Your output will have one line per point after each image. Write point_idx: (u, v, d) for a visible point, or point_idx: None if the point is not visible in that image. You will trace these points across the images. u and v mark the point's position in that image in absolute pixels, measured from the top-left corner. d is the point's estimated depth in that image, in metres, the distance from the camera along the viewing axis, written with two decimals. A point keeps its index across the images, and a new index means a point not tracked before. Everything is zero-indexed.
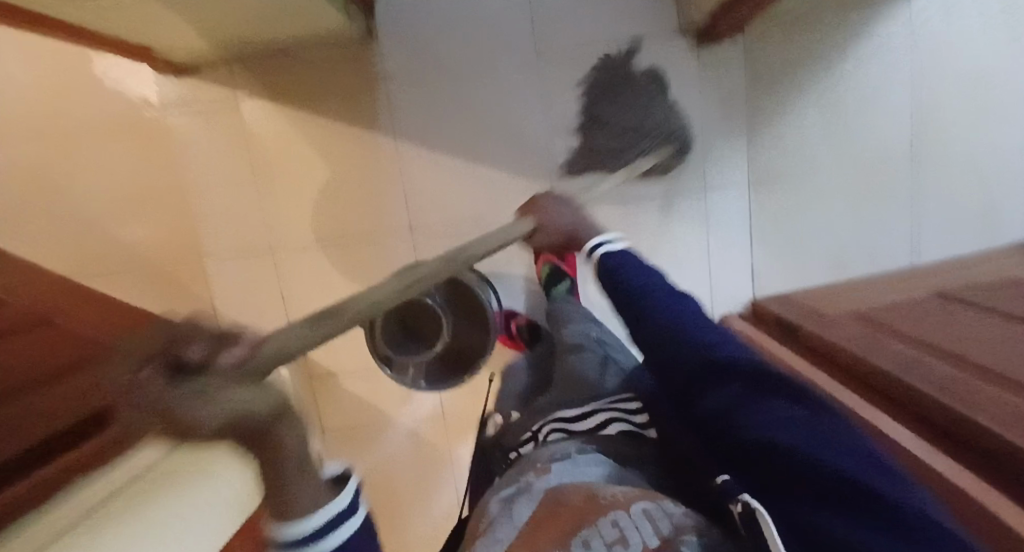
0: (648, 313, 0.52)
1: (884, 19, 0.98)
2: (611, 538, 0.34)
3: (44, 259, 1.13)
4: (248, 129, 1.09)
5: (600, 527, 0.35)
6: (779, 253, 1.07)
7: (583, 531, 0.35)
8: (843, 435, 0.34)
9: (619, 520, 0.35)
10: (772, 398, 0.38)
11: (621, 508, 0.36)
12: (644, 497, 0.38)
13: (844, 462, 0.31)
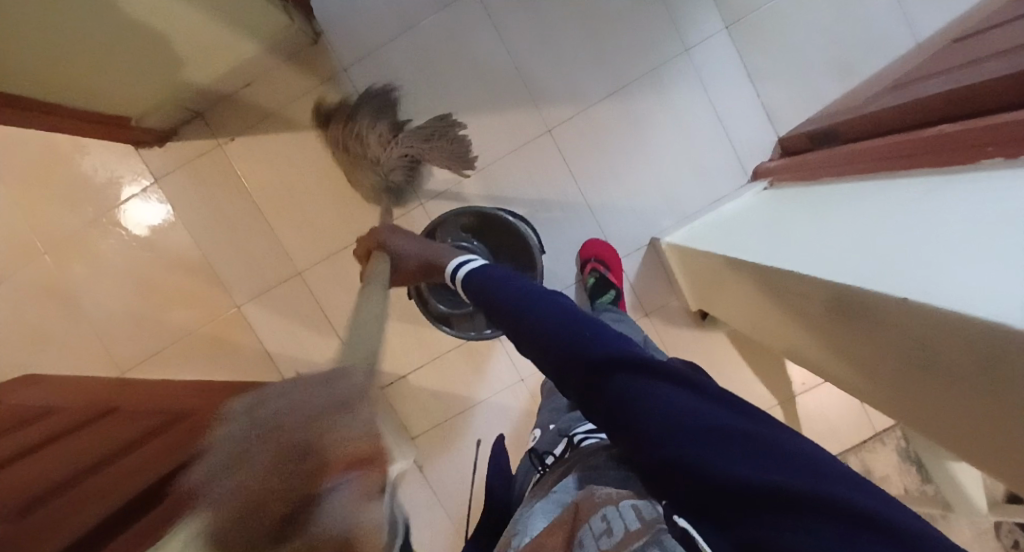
0: (523, 320, 0.46)
1: None
2: (598, 533, 0.35)
3: (96, 362, 1.15)
4: (240, 169, 1.10)
5: (591, 523, 0.36)
6: (784, 81, 1.04)
7: (581, 532, 0.36)
8: (760, 430, 0.28)
9: (607, 513, 0.35)
10: (672, 393, 0.32)
11: (610, 503, 0.37)
12: (630, 493, 0.37)
13: (777, 470, 0.25)
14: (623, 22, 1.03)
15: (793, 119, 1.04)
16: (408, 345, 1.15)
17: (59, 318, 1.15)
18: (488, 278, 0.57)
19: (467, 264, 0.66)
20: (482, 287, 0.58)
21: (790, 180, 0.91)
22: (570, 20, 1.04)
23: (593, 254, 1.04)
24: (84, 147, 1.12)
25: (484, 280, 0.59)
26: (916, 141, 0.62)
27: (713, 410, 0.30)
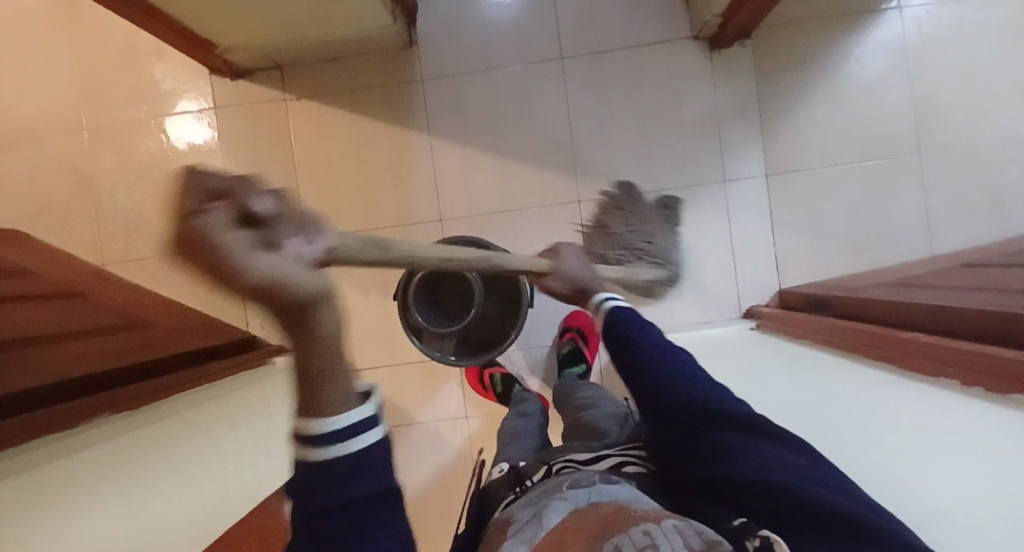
0: (642, 365, 0.58)
1: (876, 28, 1.08)
2: (642, 545, 0.31)
3: (87, 246, 1.19)
4: (292, 126, 1.16)
5: (632, 535, 0.33)
6: (800, 241, 1.09)
7: (614, 541, 0.33)
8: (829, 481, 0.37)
9: (651, 530, 0.33)
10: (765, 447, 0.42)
11: (651, 523, 0.34)
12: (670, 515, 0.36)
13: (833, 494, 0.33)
14: (677, 133, 1.11)
15: (799, 277, 1.10)
16: (374, 345, 1.16)
17: (72, 194, 1.19)
18: (622, 312, 0.67)
19: (611, 299, 0.72)
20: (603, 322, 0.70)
21: (774, 330, 0.95)
22: (631, 115, 1.11)
23: (577, 324, 1.09)
24: (163, 55, 1.18)
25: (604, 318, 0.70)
26: (887, 338, 0.66)
27: (802, 456, 0.41)
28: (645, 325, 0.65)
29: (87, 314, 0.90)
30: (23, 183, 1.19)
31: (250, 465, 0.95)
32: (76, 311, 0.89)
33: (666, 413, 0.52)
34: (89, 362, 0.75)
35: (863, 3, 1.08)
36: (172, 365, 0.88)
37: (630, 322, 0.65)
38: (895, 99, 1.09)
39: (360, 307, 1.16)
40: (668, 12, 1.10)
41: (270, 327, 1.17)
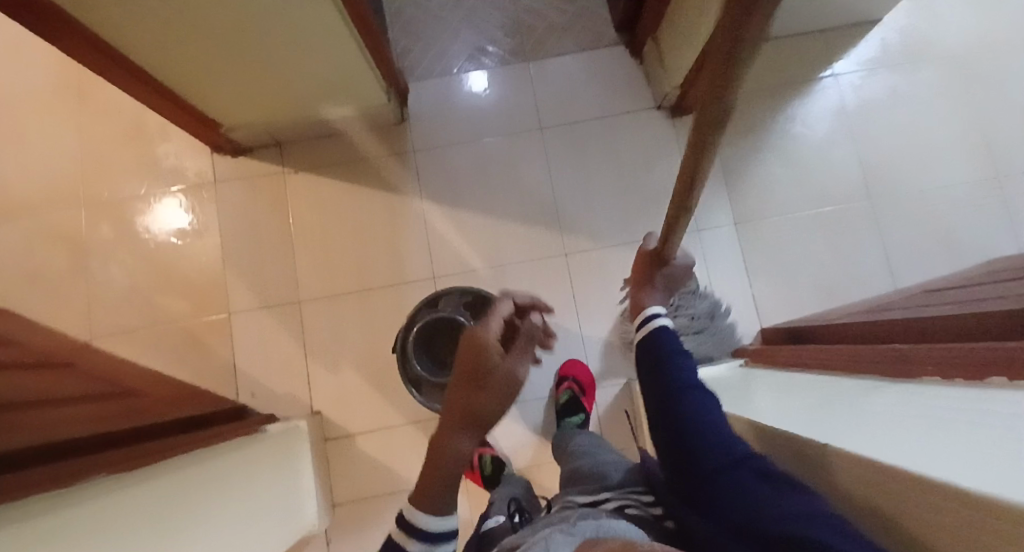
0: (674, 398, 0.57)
1: (814, 95, 1.24)
2: None
3: (75, 320, 1.18)
4: (290, 197, 1.22)
5: None
6: (775, 282, 1.17)
7: None
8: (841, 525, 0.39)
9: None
10: (789, 496, 0.43)
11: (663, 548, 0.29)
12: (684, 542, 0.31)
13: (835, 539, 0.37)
14: (651, 189, 1.20)
15: (778, 316, 1.15)
16: (367, 407, 1.14)
17: (67, 269, 1.20)
18: (659, 337, 0.63)
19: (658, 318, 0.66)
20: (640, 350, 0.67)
21: (761, 364, 0.98)
22: (608, 176, 1.21)
23: (571, 374, 1.10)
24: (167, 137, 1.25)
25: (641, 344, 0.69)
26: (870, 353, 0.70)
27: (814, 498, 0.43)
28: (674, 349, 0.62)
29: (66, 382, 0.85)
30: (15, 260, 1.20)
31: (264, 523, 0.87)
32: (53, 379, 0.83)
33: (692, 459, 0.51)
34: (77, 425, 0.71)
35: (801, 76, 1.25)
36: (157, 430, 0.83)
37: (664, 348, 0.62)
38: (839, 153, 1.22)
39: (353, 369, 1.16)
40: (633, 87, 1.25)
41: (260, 394, 1.14)
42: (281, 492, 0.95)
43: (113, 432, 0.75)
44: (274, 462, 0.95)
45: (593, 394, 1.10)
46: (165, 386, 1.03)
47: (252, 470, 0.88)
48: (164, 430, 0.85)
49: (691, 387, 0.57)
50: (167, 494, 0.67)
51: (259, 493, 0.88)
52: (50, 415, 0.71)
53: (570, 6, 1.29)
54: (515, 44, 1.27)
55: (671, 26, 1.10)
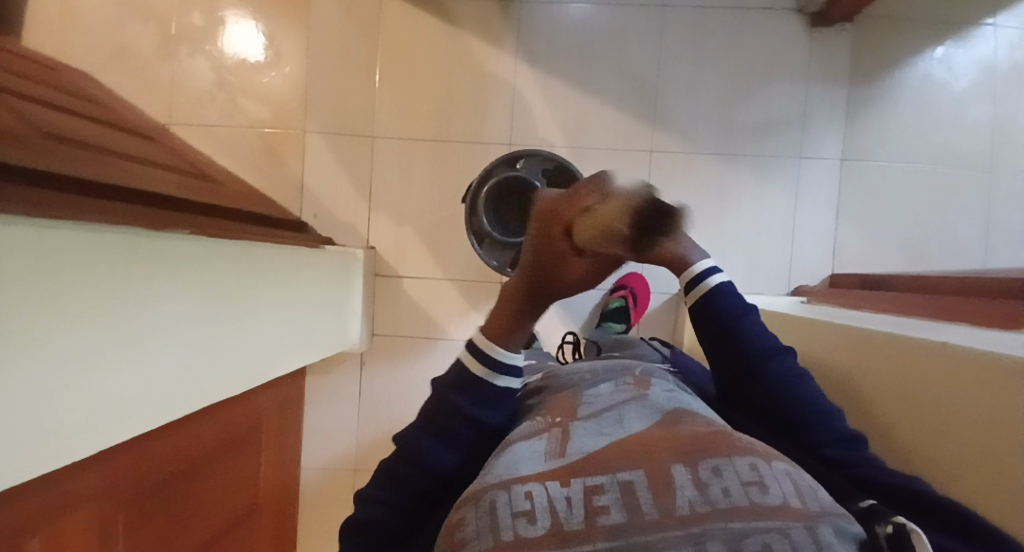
0: (770, 351, 0.56)
1: (978, 35, 1.09)
2: (746, 478, 0.31)
3: (160, 103, 1.20)
4: (382, 22, 1.16)
5: (737, 464, 0.32)
6: (857, 229, 1.12)
7: (713, 459, 0.33)
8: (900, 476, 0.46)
9: (759, 467, 0.32)
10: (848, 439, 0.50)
11: (758, 458, 0.34)
12: (772, 453, 0.35)
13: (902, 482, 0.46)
14: (762, 98, 1.12)
15: (848, 266, 1.12)
16: (420, 253, 1.19)
17: (153, 49, 1.20)
18: (722, 298, 0.59)
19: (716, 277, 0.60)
20: (712, 317, 0.59)
21: (822, 300, 0.97)
22: (717, 75, 1.12)
23: (631, 285, 1.10)
24: None
25: (712, 312, 0.59)
26: (964, 300, 0.67)
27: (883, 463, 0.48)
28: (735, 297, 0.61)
29: (154, 152, 0.85)
30: (106, 28, 1.20)
31: (320, 324, 0.98)
32: (146, 147, 0.84)
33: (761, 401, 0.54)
34: (159, 183, 0.69)
35: (973, 10, 1.08)
36: (234, 216, 0.81)
37: (730, 305, 0.59)
38: (979, 111, 1.10)
39: (415, 215, 1.18)
40: None
41: (323, 215, 1.18)
42: (330, 298, 1.01)
43: (186, 194, 0.71)
44: (320, 269, 0.97)
45: (644, 310, 1.10)
46: (238, 182, 1.07)
47: (304, 277, 0.91)
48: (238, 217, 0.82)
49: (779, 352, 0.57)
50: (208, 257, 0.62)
51: (309, 297, 0.92)
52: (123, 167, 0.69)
53: None
54: None
55: None
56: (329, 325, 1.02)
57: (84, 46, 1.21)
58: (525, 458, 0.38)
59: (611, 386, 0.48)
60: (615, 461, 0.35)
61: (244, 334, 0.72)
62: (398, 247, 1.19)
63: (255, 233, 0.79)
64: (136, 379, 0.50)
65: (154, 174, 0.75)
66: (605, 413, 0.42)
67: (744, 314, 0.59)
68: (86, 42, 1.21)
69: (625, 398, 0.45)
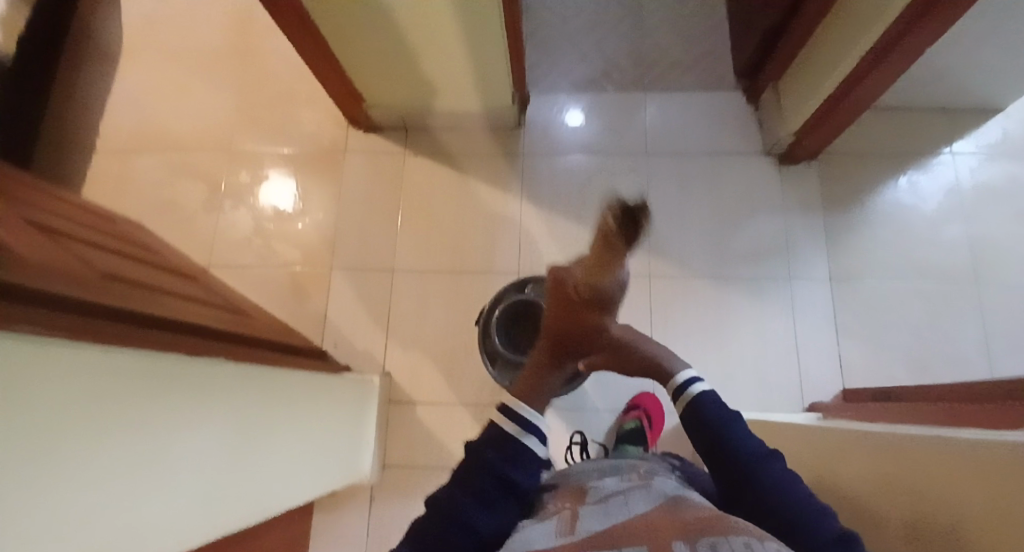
0: (757, 455, 0.57)
1: (930, 168, 1.23)
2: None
3: (203, 248, 1.34)
4: (405, 174, 1.34)
5: (731, 541, 0.32)
6: (860, 343, 1.15)
7: (710, 538, 0.33)
8: None
9: (751, 544, 0.32)
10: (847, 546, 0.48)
11: (752, 538, 0.33)
12: (768, 537, 0.35)
13: None
14: (747, 226, 1.23)
15: (858, 379, 1.13)
16: (433, 377, 1.21)
17: (204, 203, 1.37)
18: (706, 405, 0.64)
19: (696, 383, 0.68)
20: (701, 423, 0.63)
21: (840, 416, 0.95)
22: (703, 207, 1.25)
23: (644, 405, 1.10)
24: (310, 107, 1.41)
25: (700, 418, 0.63)
26: (973, 405, 0.68)
27: None
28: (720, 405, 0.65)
29: (197, 291, 0.94)
30: (166, 188, 1.39)
31: (336, 453, 0.98)
32: (190, 286, 0.93)
33: (754, 506, 0.54)
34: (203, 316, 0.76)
35: (921, 148, 1.24)
36: (266, 345, 0.87)
37: (713, 412, 0.63)
38: (950, 230, 1.19)
39: (429, 341, 1.23)
40: (744, 130, 1.30)
41: (341, 343, 1.24)
42: (344, 426, 1.02)
43: (227, 324, 0.77)
44: (338, 396, 1.00)
45: (661, 431, 1.09)
46: (266, 315, 1.14)
47: (323, 404, 0.93)
48: (269, 345, 0.88)
49: (766, 455, 0.57)
50: (240, 383, 0.66)
51: (326, 425, 0.94)
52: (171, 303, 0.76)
53: (693, 47, 1.36)
54: (635, 72, 1.35)
55: (796, 74, 1.15)
56: (343, 455, 1.01)
57: (144, 202, 1.38)
58: (534, 539, 0.39)
59: (616, 479, 0.49)
60: (618, 543, 0.35)
61: (264, 461, 0.73)
62: (412, 373, 1.22)
63: (284, 361, 0.84)
64: (162, 507, 0.51)
65: (195, 309, 0.83)
66: (610, 503, 0.43)
67: (728, 420, 0.62)
68: (146, 199, 1.39)
69: (628, 487, 0.46)
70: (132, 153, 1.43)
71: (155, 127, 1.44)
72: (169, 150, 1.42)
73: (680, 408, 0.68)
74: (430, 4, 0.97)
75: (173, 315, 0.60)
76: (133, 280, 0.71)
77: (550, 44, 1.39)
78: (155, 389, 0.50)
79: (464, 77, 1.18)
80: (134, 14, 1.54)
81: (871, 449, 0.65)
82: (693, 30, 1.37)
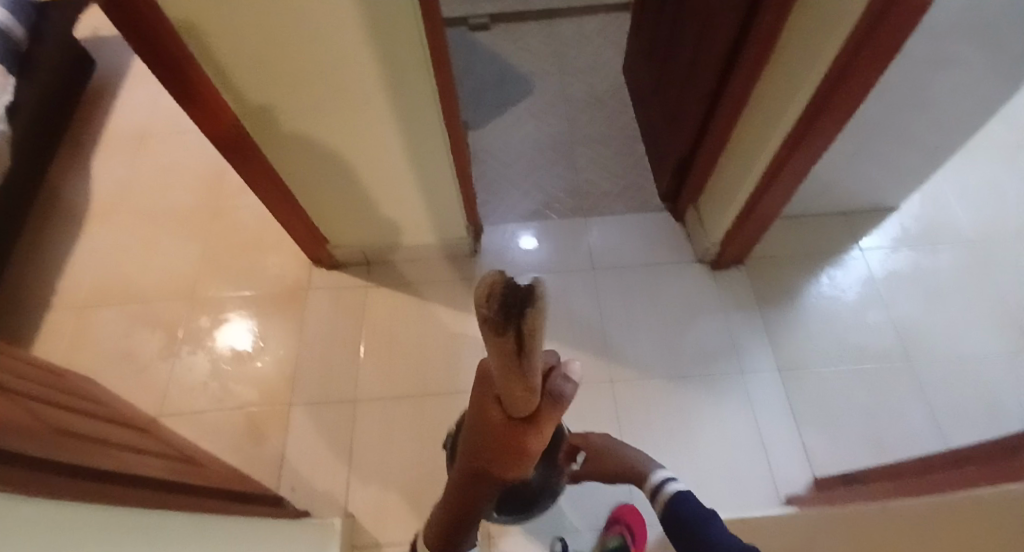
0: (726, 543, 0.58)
1: (843, 265, 1.39)
2: None
3: (154, 396, 1.29)
4: (367, 305, 1.38)
5: None
6: (822, 432, 1.18)
7: None
8: None
9: None
10: None
11: None
12: None
13: None
14: (696, 328, 1.31)
15: (829, 469, 1.14)
16: (401, 515, 1.13)
17: (159, 350, 1.35)
18: (687, 508, 0.68)
19: (672, 487, 0.74)
20: (682, 525, 0.66)
21: (817, 507, 0.94)
22: (652, 313, 1.34)
23: (624, 517, 1.04)
24: (275, 251, 1.49)
25: (679, 519, 0.67)
26: (931, 477, 0.70)
27: None
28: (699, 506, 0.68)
29: (146, 440, 0.89)
30: (120, 337, 1.37)
31: None
32: (138, 436, 0.88)
33: None
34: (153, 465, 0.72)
35: (831, 247, 1.41)
36: (220, 492, 0.82)
37: (692, 513, 0.67)
38: (874, 317, 1.31)
39: (396, 475, 1.17)
40: (677, 243, 1.45)
41: (300, 487, 1.16)
42: None
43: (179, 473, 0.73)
44: (296, 547, 0.91)
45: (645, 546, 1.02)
46: (218, 463, 1.08)
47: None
48: (223, 493, 0.83)
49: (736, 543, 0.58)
50: (189, 535, 0.61)
51: None
52: (118, 454, 0.72)
53: (621, 178, 1.56)
54: (575, 201, 1.53)
55: (710, 195, 1.34)
56: None
57: (95, 355, 1.35)
58: None
59: None
60: None
61: None
62: (378, 514, 1.13)
63: (238, 509, 0.78)
64: None
65: (144, 459, 0.78)
66: None
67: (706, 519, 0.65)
68: (97, 351, 1.35)
69: None
70: (89, 306, 1.42)
71: (117, 279, 1.47)
72: (128, 300, 1.43)
73: (663, 515, 0.72)
74: (388, 157, 1.11)
75: (125, 464, 0.57)
76: (81, 432, 0.69)
77: (498, 183, 1.56)
78: (100, 535, 0.45)
79: (422, 215, 1.30)
80: (109, 180, 1.65)
81: (857, 528, 0.65)
82: (619, 165, 1.59)
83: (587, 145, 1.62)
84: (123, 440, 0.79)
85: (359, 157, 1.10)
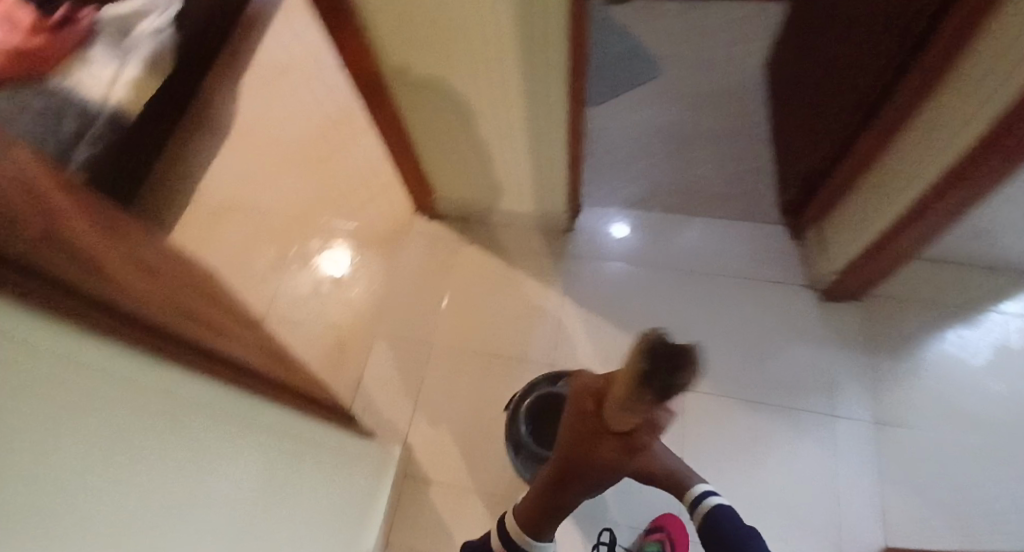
0: None
1: (977, 323, 1.23)
2: None
3: (263, 301, 1.45)
4: (457, 260, 1.44)
5: None
6: (903, 496, 1.09)
7: None
8: None
9: None
10: None
11: None
12: None
13: None
14: (787, 355, 1.24)
15: (902, 537, 1.05)
16: (453, 460, 1.21)
17: (273, 262, 1.51)
18: (724, 522, 0.82)
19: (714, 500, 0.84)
20: (717, 535, 0.81)
21: None
22: (743, 329, 1.28)
23: (667, 527, 1.03)
24: (385, 192, 1.58)
25: (715, 532, 0.82)
26: None
27: None
28: (735, 521, 0.82)
29: (256, 340, 1.01)
30: (244, 244, 1.55)
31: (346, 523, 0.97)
32: (250, 335, 1.01)
33: None
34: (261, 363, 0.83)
35: (967, 302, 1.25)
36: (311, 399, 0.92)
37: (728, 525, 0.81)
38: (999, 389, 1.16)
39: (455, 422, 1.24)
40: (786, 262, 1.35)
41: (370, 411, 1.27)
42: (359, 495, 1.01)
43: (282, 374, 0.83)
44: (361, 464, 1.01)
45: None
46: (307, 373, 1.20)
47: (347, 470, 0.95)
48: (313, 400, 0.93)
49: None
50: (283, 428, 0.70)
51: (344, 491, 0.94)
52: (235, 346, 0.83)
53: (739, 181, 1.47)
54: (682, 197, 1.46)
55: (838, 218, 1.23)
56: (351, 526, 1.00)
57: (223, 255, 1.53)
58: None
59: None
60: None
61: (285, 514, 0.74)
62: (433, 453, 1.22)
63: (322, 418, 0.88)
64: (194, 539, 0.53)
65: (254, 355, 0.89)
66: None
67: None
68: (225, 252, 1.54)
69: None
70: (223, 210, 1.61)
71: (249, 191, 1.64)
72: (255, 212, 1.60)
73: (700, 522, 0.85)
74: (509, 123, 1.13)
75: None
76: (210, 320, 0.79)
77: (607, 163, 1.53)
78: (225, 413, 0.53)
79: (527, 184, 1.32)
80: (255, 99, 1.82)
81: None
82: (739, 167, 1.49)
83: (709, 140, 1.54)
84: (239, 335, 0.91)
85: (483, 118, 1.13)
